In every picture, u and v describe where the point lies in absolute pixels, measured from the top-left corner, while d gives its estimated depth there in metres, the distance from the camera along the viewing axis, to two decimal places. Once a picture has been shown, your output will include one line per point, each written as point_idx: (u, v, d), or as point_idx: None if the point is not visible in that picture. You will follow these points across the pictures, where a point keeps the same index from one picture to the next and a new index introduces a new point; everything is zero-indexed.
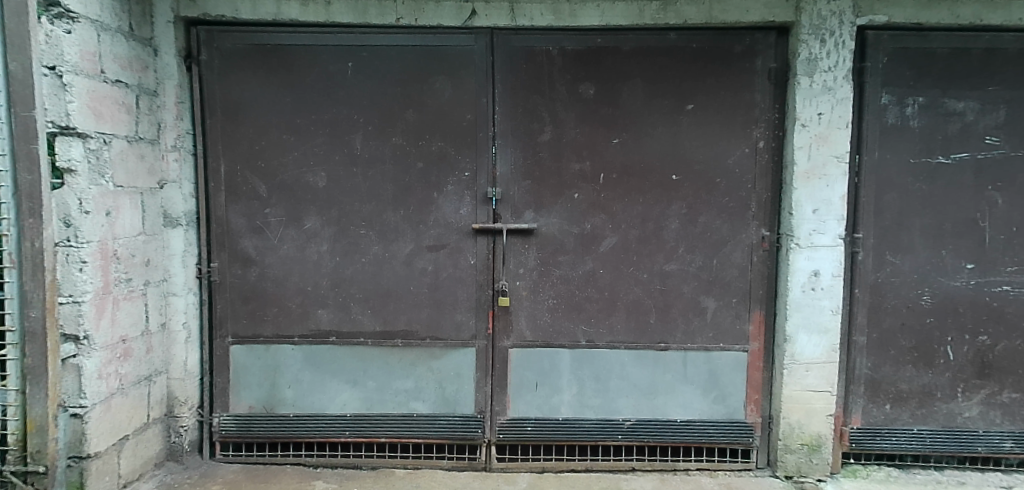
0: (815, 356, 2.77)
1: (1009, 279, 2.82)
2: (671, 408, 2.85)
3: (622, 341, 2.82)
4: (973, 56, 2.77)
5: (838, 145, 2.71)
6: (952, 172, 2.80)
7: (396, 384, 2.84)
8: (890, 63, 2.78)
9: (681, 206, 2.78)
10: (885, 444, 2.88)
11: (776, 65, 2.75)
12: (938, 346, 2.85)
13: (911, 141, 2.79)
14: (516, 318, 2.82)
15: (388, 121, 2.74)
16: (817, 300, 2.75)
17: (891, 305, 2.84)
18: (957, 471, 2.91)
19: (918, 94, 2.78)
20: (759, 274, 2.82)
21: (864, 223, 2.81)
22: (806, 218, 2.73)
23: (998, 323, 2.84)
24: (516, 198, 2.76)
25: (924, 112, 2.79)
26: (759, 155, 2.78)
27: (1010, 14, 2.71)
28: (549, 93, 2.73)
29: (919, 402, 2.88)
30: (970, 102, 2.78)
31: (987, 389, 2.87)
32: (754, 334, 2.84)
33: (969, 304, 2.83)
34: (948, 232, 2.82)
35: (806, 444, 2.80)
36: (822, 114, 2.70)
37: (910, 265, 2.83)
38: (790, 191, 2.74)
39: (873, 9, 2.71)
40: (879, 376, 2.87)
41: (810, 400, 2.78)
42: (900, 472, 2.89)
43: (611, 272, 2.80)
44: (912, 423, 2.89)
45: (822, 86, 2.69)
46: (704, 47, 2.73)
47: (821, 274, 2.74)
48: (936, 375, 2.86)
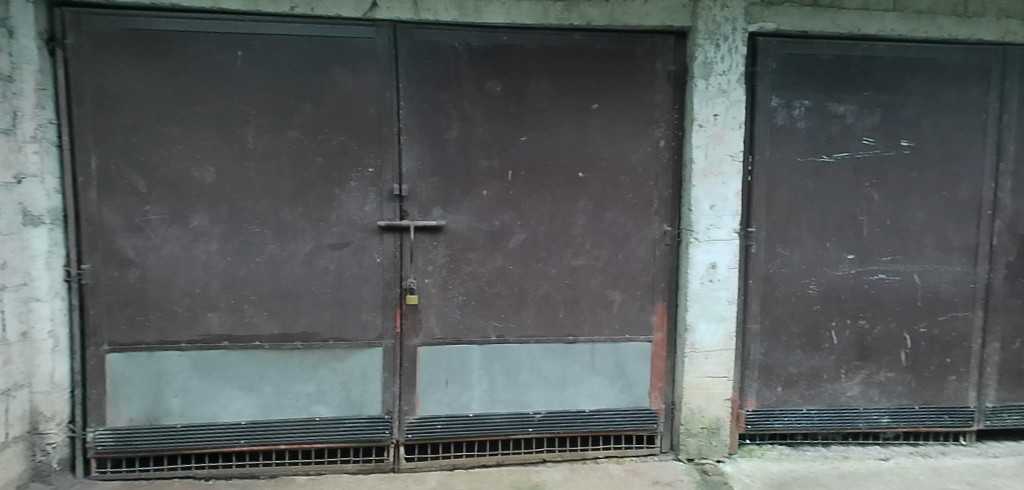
0: (713, 344, 2.92)
1: (884, 268, 3.08)
2: (580, 400, 2.91)
3: (532, 335, 2.86)
4: (850, 63, 2.99)
5: (732, 145, 2.87)
6: (834, 170, 3.02)
7: (297, 388, 2.74)
8: (778, 68, 2.96)
9: (588, 203, 2.84)
10: (778, 424, 3.08)
11: (675, 68, 2.87)
12: (823, 331, 3.07)
13: (798, 141, 2.99)
14: (425, 316, 2.79)
15: (285, 115, 2.64)
16: (715, 291, 2.90)
17: (782, 294, 3.03)
18: (840, 446, 3.15)
19: (804, 97, 2.98)
20: (662, 268, 2.93)
21: (756, 217, 2.99)
22: (703, 213, 2.86)
23: (875, 308, 3.09)
24: (423, 195, 2.73)
25: (809, 115, 2.99)
26: (660, 153, 2.89)
27: (883, 25, 2.95)
28: (456, 89, 2.72)
29: (808, 383, 3.09)
30: (848, 105, 3.01)
31: (866, 370, 3.12)
32: (658, 325, 2.95)
33: (849, 291, 3.07)
34: (831, 225, 3.04)
35: (706, 427, 2.95)
36: (718, 115, 2.84)
37: (798, 257, 3.03)
38: (689, 188, 2.86)
39: (763, 17, 2.87)
40: (772, 361, 3.06)
41: (709, 386, 2.93)
42: (791, 449, 3.10)
43: (521, 268, 2.83)
44: (802, 403, 3.10)
45: (717, 89, 2.83)
46: (607, 48, 2.80)
47: (718, 266, 2.89)
48: (822, 358, 3.08)
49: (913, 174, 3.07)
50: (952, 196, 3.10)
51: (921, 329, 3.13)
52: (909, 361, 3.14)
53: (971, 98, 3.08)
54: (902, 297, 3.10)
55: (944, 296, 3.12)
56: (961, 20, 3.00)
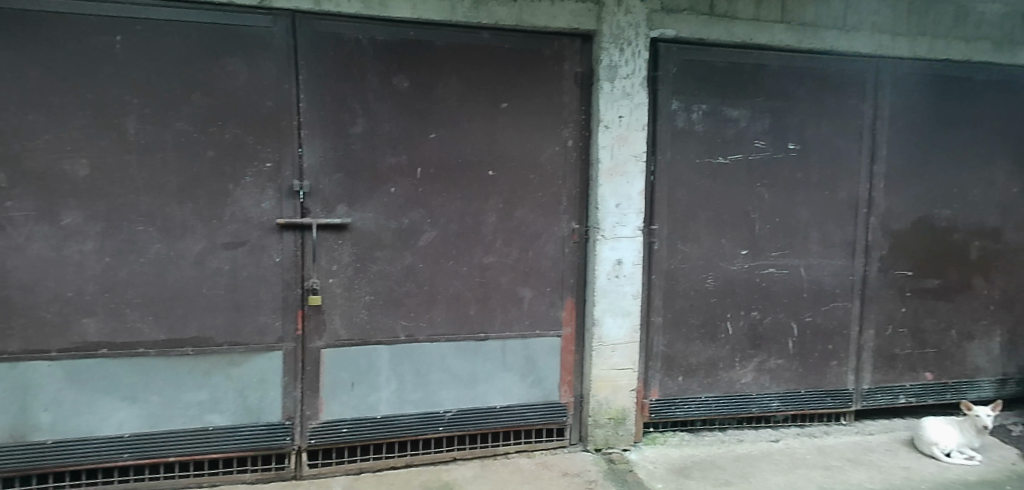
0: (619, 337, 3.02)
1: (774, 262, 3.30)
2: (490, 396, 2.92)
3: (442, 333, 2.84)
4: (743, 70, 3.18)
5: (636, 145, 2.98)
6: (729, 170, 3.20)
7: (187, 397, 2.58)
8: (678, 73, 3.09)
9: (498, 201, 2.86)
10: (679, 411, 3.23)
11: (581, 70, 2.93)
12: (720, 322, 3.25)
13: (697, 143, 3.14)
14: (329, 317, 2.71)
15: (172, 105, 2.48)
16: (620, 287, 3.00)
17: (683, 288, 3.18)
18: (736, 430, 3.35)
19: (702, 102, 3.13)
20: (570, 264, 3.00)
21: (659, 215, 3.12)
22: (609, 212, 2.95)
23: (766, 300, 3.30)
24: (326, 192, 2.65)
25: (706, 118, 3.15)
26: (568, 153, 2.95)
27: (772, 36, 3.15)
28: (360, 84, 2.65)
29: (706, 372, 3.26)
30: (742, 110, 3.19)
31: (758, 358, 3.33)
32: (567, 320, 3.02)
33: (743, 285, 3.26)
34: (727, 222, 3.22)
35: (613, 418, 3.05)
36: (622, 117, 2.94)
37: (697, 253, 3.19)
38: (596, 187, 2.94)
39: (663, 23, 2.99)
40: (674, 352, 3.20)
41: (615, 378, 3.03)
42: (691, 435, 3.27)
43: (430, 266, 2.80)
44: (701, 391, 3.26)
45: (622, 92, 2.93)
46: (515, 48, 2.83)
47: (623, 263, 2.99)
48: (719, 348, 3.26)
49: (799, 175, 3.30)
50: (832, 196, 3.36)
51: (807, 319, 3.37)
52: (796, 348, 3.38)
53: (849, 105, 3.35)
54: (790, 289, 3.33)
55: (826, 287, 3.38)
56: (840, 33, 3.25)
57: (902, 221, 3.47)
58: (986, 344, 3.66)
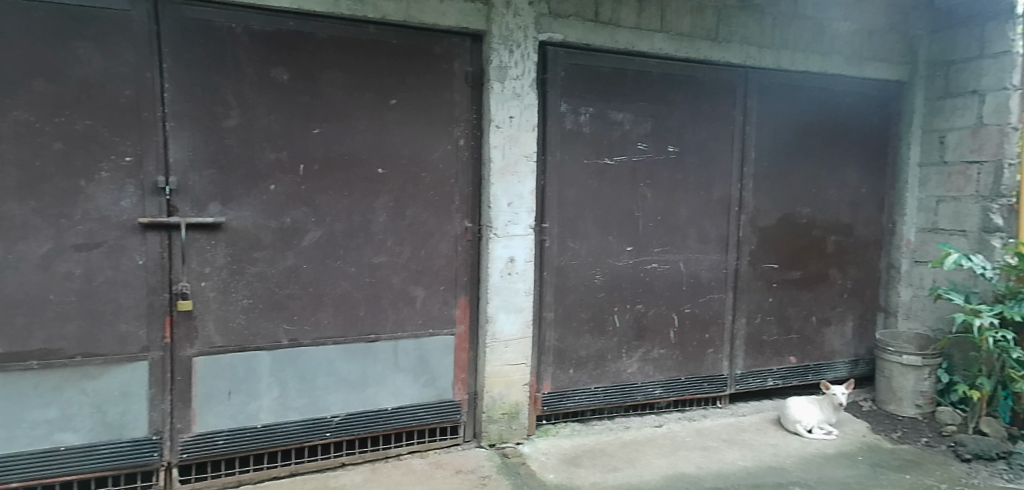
0: (512, 333, 3.06)
1: (657, 257, 3.48)
2: (382, 398, 2.87)
3: (329, 336, 2.75)
4: (627, 75, 3.32)
5: (527, 146, 3.03)
6: (615, 171, 3.33)
7: (32, 415, 2.33)
8: (566, 76, 3.18)
9: (387, 200, 2.80)
10: (570, 403, 3.32)
11: (472, 69, 2.94)
12: (608, 316, 3.38)
13: (585, 144, 3.25)
14: (202, 323, 2.55)
15: (9, 91, 2.22)
16: (513, 284, 3.04)
17: (573, 284, 3.28)
18: (623, 418, 3.51)
19: (589, 105, 3.24)
20: (463, 263, 3.00)
21: (550, 214, 3.19)
22: (502, 210, 2.98)
23: (649, 294, 3.48)
24: (196, 189, 2.49)
25: (593, 120, 3.26)
26: (459, 152, 2.95)
27: (653, 44, 3.31)
28: (235, 75, 2.51)
29: (595, 364, 3.38)
30: (626, 114, 3.34)
31: (643, 348, 3.49)
32: (460, 318, 3.02)
33: (629, 280, 3.41)
34: (614, 220, 3.35)
35: (506, 413, 3.09)
36: (513, 117, 2.98)
37: (586, 249, 3.30)
38: (487, 186, 2.96)
39: (551, 27, 3.07)
40: (565, 346, 3.29)
41: (509, 373, 3.07)
42: (582, 426, 3.38)
43: (315, 267, 2.70)
44: (591, 383, 3.37)
45: (512, 92, 2.97)
46: (403, 44, 2.79)
47: (516, 260, 3.04)
48: (607, 340, 3.39)
49: (678, 175, 3.50)
50: (708, 195, 3.59)
51: (687, 310, 3.59)
52: (677, 338, 3.58)
53: (722, 111, 3.59)
54: (672, 282, 3.53)
55: (704, 281, 3.61)
56: (714, 44, 3.48)
57: (769, 218, 3.77)
58: (840, 329, 4.06)
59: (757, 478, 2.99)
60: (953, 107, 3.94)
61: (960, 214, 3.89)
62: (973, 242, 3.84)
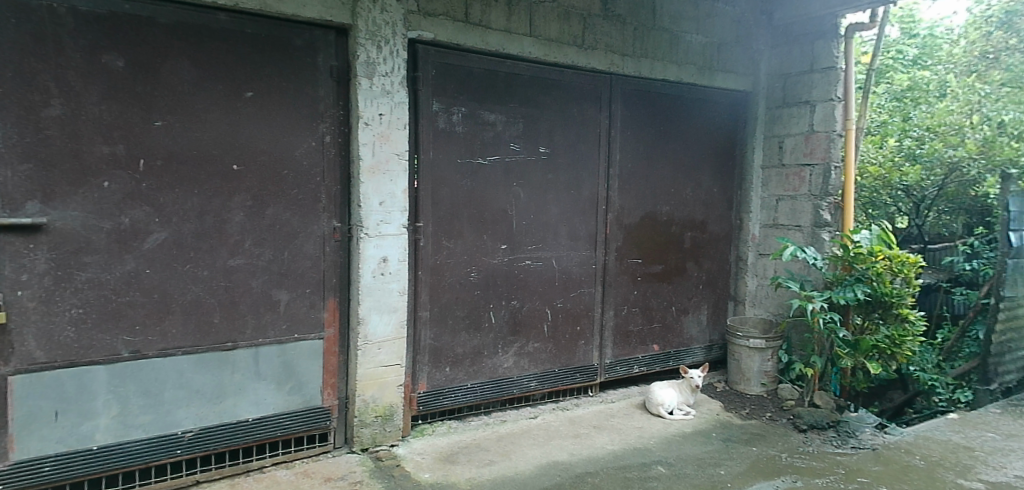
0: (385, 334, 3.00)
1: (530, 254, 3.56)
2: (241, 409, 2.71)
3: (180, 346, 2.55)
4: (498, 77, 3.37)
5: (398, 144, 2.98)
6: (488, 170, 3.37)
7: None
8: (437, 75, 3.17)
9: (245, 198, 2.65)
10: (446, 401, 3.32)
11: (337, 64, 2.85)
12: (483, 313, 3.42)
13: (457, 144, 3.26)
14: (19, 337, 2.27)
15: None
16: (386, 284, 2.98)
17: (448, 282, 3.28)
18: (499, 412, 3.56)
19: (461, 105, 3.26)
20: (331, 264, 2.90)
21: (423, 212, 3.17)
22: (373, 209, 2.92)
23: (523, 290, 3.56)
24: (9, 186, 2.21)
25: (466, 120, 3.27)
26: (325, 149, 2.85)
27: (522, 47, 3.39)
28: (58, 60, 2.26)
29: (472, 361, 3.40)
30: (498, 115, 3.39)
31: (518, 343, 3.57)
32: (329, 321, 2.92)
33: (503, 277, 3.47)
34: (488, 219, 3.39)
35: (380, 415, 3.02)
36: (383, 115, 2.92)
37: (461, 248, 3.31)
38: (357, 185, 2.88)
39: (420, 25, 3.04)
40: (440, 345, 3.29)
41: (382, 375, 3.01)
42: (458, 423, 3.39)
43: (160, 271, 2.50)
44: (467, 380, 3.39)
45: (381, 89, 2.91)
46: (259, 35, 2.65)
47: (388, 260, 2.98)
48: (483, 337, 3.43)
49: (548, 174, 3.61)
50: (577, 194, 3.74)
51: (559, 304, 3.71)
52: (550, 332, 3.69)
53: (589, 113, 3.75)
54: (544, 278, 3.63)
55: (574, 275, 3.75)
56: (580, 50, 3.63)
57: (633, 216, 4.00)
58: (697, 317, 4.39)
59: (623, 460, 3.15)
60: (789, 115, 4.39)
61: (796, 211, 4.34)
62: (807, 236, 4.29)
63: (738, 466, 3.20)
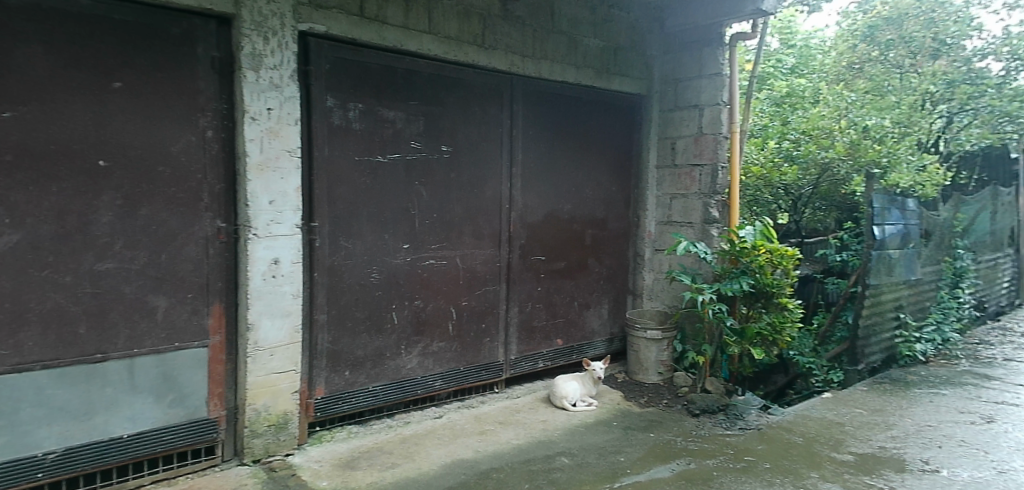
0: (278, 339, 2.87)
1: (433, 254, 3.52)
2: (114, 425, 2.50)
3: (38, 360, 2.33)
4: (396, 74, 3.31)
5: (290, 140, 2.85)
6: (388, 168, 3.30)
7: None
8: (331, 70, 3.07)
9: (115, 197, 2.45)
10: (346, 405, 3.23)
11: (219, 55, 2.70)
12: (385, 314, 3.34)
13: (354, 141, 3.17)
14: None
15: None
16: (278, 287, 2.85)
17: (346, 284, 3.18)
18: (403, 414, 3.50)
19: (357, 101, 3.17)
20: (217, 267, 2.74)
21: (318, 212, 3.06)
22: (262, 208, 2.78)
23: (426, 289, 3.51)
24: None
25: (363, 117, 3.19)
26: (207, 145, 2.68)
27: (421, 44, 3.34)
28: None
29: (373, 364, 3.32)
30: (397, 112, 3.33)
31: (422, 343, 3.52)
32: (214, 327, 2.75)
33: (406, 276, 3.41)
34: (388, 217, 3.32)
35: (273, 424, 2.89)
36: (272, 110, 2.79)
37: (360, 248, 3.22)
38: (244, 183, 2.74)
39: (312, 18, 2.93)
40: (339, 348, 3.19)
41: (275, 382, 2.87)
42: (359, 427, 3.30)
43: (13, 278, 2.27)
44: (368, 383, 3.31)
45: (269, 83, 2.78)
46: (129, 22, 2.46)
47: (280, 262, 2.85)
48: (384, 338, 3.35)
49: (451, 173, 3.58)
50: (480, 193, 3.73)
51: (463, 303, 3.69)
52: (455, 331, 3.67)
53: (490, 113, 3.76)
54: (448, 277, 3.60)
55: (478, 273, 3.75)
56: (480, 49, 3.63)
57: (535, 214, 4.05)
58: (598, 311, 4.52)
59: (527, 454, 3.19)
60: (681, 118, 4.60)
61: (687, 209, 4.56)
62: (698, 232, 4.51)
63: (637, 452, 3.32)
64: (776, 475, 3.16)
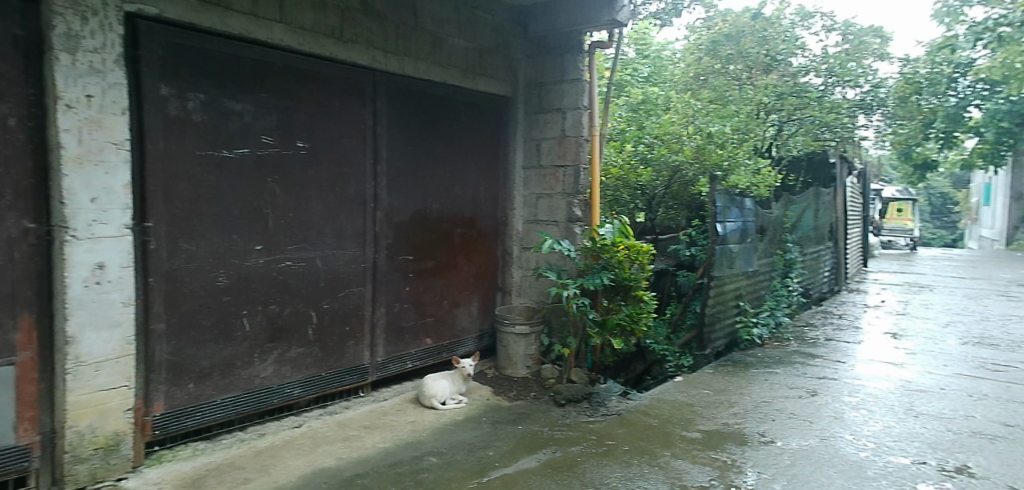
0: (105, 353, 2.58)
1: (289, 255, 3.35)
2: None
3: None
4: (244, 64, 3.11)
5: (116, 132, 2.58)
6: (235, 164, 3.09)
7: None
8: (165, 56, 2.82)
9: None
10: (190, 421, 2.99)
11: (25, 34, 2.40)
12: (234, 320, 3.13)
13: (195, 134, 2.93)
14: None
15: None
16: (104, 294, 2.57)
17: (188, 289, 2.94)
18: (258, 425, 3.29)
19: (197, 91, 2.94)
20: (25, 273, 2.44)
21: (152, 211, 2.80)
22: (82, 207, 2.49)
23: (283, 293, 3.32)
24: None
25: (204, 109, 2.96)
26: (10, 135, 2.38)
27: (272, 34, 3.16)
28: None
29: (221, 374, 3.10)
30: (245, 104, 3.12)
31: (278, 350, 3.33)
32: (23, 343, 2.44)
33: (258, 280, 3.21)
34: (237, 218, 3.11)
35: (101, 447, 2.60)
36: (92, 97, 2.51)
37: (204, 250, 2.99)
38: (58, 178, 2.44)
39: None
40: (181, 360, 2.94)
41: (103, 400, 2.59)
42: (207, 443, 3.06)
43: None
44: (216, 395, 3.08)
45: (88, 67, 2.50)
46: None
47: (106, 266, 2.57)
48: (234, 347, 3.14)
49: (308, 171, 3.41)
50: (342, 191, 3.58)
51: (324, 306, 3.54)
52: (315, 335, 3.51)
53: (351, 109, 3.61)
54: (307, 279, 3.44)
55: (341, 274, 3.60)
56: (338, 43, 3.47)
57: (404, 213, 3.93)
58: (468, 309, 4.50)
59: (394, 457, 3.13)
60: (546, 120, 4.69)
61: (553, 208, 4.66)
62: (563, 230, 4.63)
63: (505, 445, 3.37)
64: (633, 456, 3.35)
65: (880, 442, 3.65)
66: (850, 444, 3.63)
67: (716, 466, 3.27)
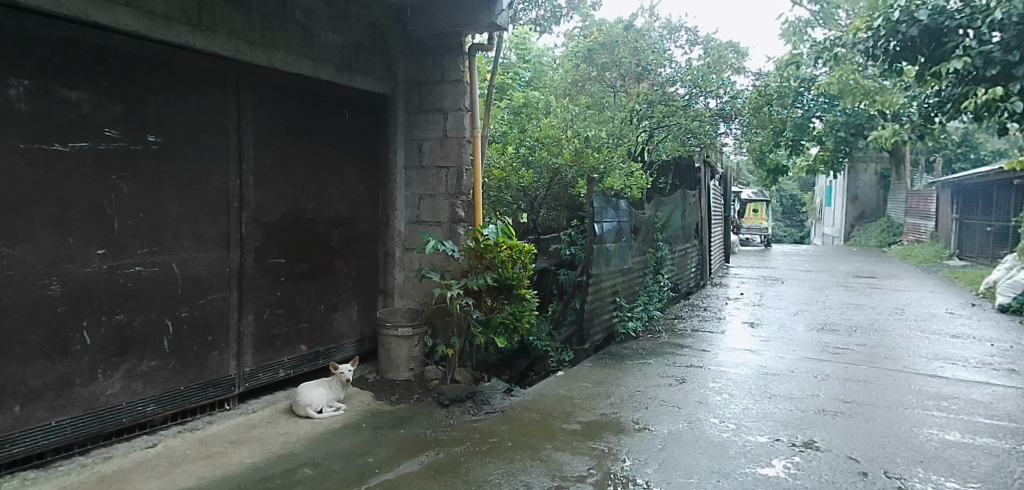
0: None
1: (140, 260, 3.07)
2: None
3: None
4: (81, 49, 2.83)
5: None
6: (71, 159, 2.81)
7: None
8: None
9: None
10: (17, 448, 2.70)
11: None
12: (71, 333, 2.83)
13: (19, 125, 2.64)
14: None
15: None
16: None
17: (12, 299, 2.65)
18: (103, 448, 2.98)
19: (22, 76, 2.65)
20: None
21: None
22: None
23: (132, 301, 3.04)
24: None
25: (31, 97, 2.68)
26: None
27: (115, 18, 2.87)
28: None
29: (56, 393, 2.80)
30: (82, 93, 2.84)
31: (127, 364, 3.05)
32: None
33: (102, 287, 2.93)
34: (73, 219, 2.82)
35: None
36: None
37: (32, 255, 2.70)
38: None
39: None
40: (4, 379, 2.64)
41: None
42: (40, 471, 2.75)
43: None
44: (50, 417, 2.79)
45: None
46: None
47: None
48: (72, 362, 2.84)
49: (161, 168, 3.14)
50: (201, 190, 3.33)
51: (182, 314, 3.28)
52: (172, 346, 3.24)
53: (210, 102, 3.36)
54: (161, 286, 3.16)
55: (201, 280, 3.35)
56: (195, 31, 3.20)
57: (272, 214, 3.72)
58: (347, 313, 4.33)
59: (263, 471, 2.95)
60: (426, 120, 4.54)
61: (436, 209, 4.52)
62: (446, 231, 4.51)
63: (387, 450, 3.28)
64: (516, 451, 3.38)
65: (740, 423, 3.96)
66: (714, 426, 3.91)
67: (594, 455, 3.39)
